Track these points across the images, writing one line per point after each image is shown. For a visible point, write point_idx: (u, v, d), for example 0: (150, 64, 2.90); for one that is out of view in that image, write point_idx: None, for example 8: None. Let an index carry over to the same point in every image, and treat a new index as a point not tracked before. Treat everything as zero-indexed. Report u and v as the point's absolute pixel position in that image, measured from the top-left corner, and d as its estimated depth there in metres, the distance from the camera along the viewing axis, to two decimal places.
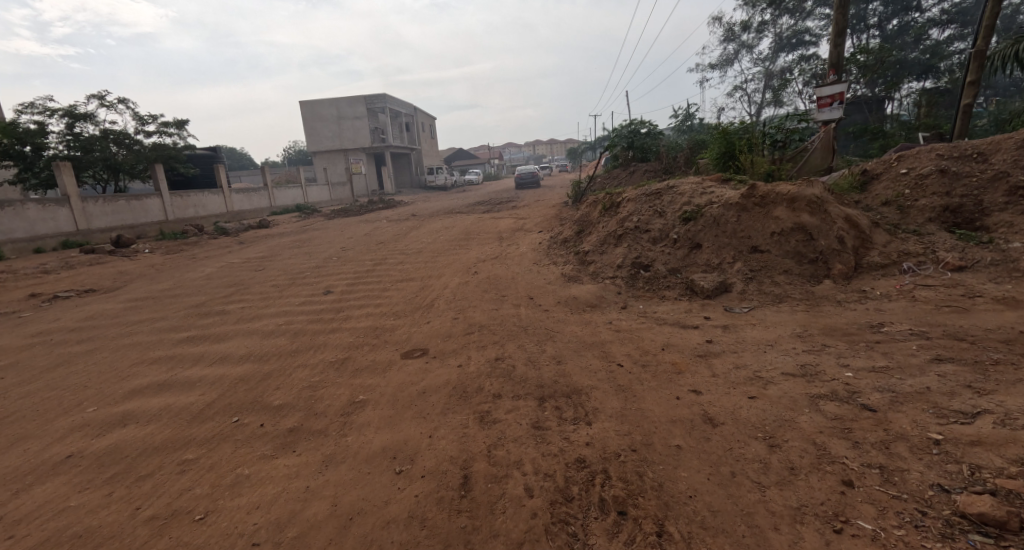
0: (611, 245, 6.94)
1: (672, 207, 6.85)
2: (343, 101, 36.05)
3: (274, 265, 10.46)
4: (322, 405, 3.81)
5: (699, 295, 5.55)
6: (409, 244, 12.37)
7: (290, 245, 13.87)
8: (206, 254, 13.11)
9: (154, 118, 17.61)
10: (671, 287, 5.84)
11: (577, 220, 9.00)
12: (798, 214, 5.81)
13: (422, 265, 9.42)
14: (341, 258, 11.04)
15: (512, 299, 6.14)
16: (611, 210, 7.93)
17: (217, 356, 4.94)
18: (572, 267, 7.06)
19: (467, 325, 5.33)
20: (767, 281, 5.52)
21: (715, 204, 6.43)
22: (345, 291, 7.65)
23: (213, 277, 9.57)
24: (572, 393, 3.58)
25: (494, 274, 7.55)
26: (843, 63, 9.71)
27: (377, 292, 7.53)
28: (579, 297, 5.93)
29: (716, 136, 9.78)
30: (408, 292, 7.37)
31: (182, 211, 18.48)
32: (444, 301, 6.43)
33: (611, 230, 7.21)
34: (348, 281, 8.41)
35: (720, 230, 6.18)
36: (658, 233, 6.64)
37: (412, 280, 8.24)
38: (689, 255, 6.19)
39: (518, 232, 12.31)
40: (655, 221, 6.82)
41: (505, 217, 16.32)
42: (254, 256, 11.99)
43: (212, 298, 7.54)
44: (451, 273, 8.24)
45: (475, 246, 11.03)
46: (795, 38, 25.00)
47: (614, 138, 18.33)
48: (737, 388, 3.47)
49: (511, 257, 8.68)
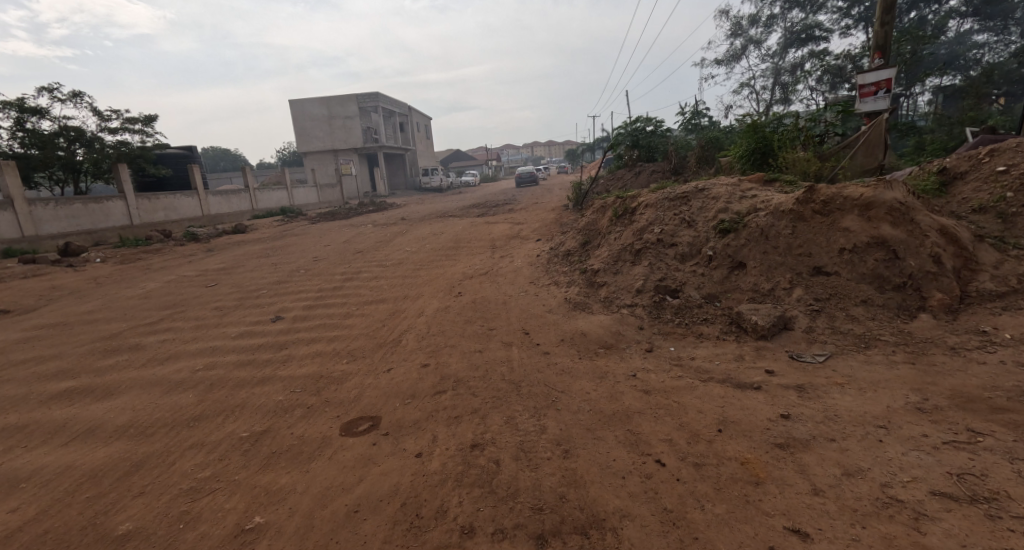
0: (627, 261, 5.58)
1: (703, 215, 5.48)
2: (334, 99, 34.62)
3: (229, 280, 9.06)
4: (194, 536, 2.45)
5: (750, 332, 4.20)
6: (389, 254, 10.99)
7: (260, 254, 12.50)
8: (163, 264, 11.70)
9: (118, 113, 16.34)
10: (710, 322, 4.50)
11: (581, 230, 7.62)
12: (876, 225, 4.45)
13: (399, 282, 8.05)
14: (309, 271, 9.63)
15: (502, 335, 4.75)
16: (624, 218, 6.55)
17: (83, 426, 3.51)
18: (577, 288, 5.67)
19: (438, 377, 3.94)
20: (840, 315, 4.17)
21: (761, 211, 5.08)
22: (299, 317, 6.27)
23: (153, 294, 8.18)
24: (591, 529, 2.25)
25: (481, 296, 6.17)
26: (891, 45, 8.35)
27: (340, 318, 6.17)
28: (589, 335, 4.56)
29: (743, 131, 8.40)
30: (375, 320, 5.98)
31: (150, 214, 17.10)
32: (415, 336, 5.05)
33: (627, 242, 5.85)
34: (308, 303, 7.03)
35: (770, 245, 4.82)
36: (687, 247, 5.29)
37: (383, 301, 6.85)
38: (730, 278, 4.85)
39: (513, 240, 10.93)
40: (682, 232, 5.46)
41: (500, 221, 14.93)
42: (214, 268, 10.58)
43: (135, 327, 6.15)
44: (432, 293, 6.86)
45: (463, 257, 9.65)
46: (806, 32, 23.61)
47: (618, 137, 17.00)
48: (864, 524, 2.12)
49: (503, 273, 7.29)
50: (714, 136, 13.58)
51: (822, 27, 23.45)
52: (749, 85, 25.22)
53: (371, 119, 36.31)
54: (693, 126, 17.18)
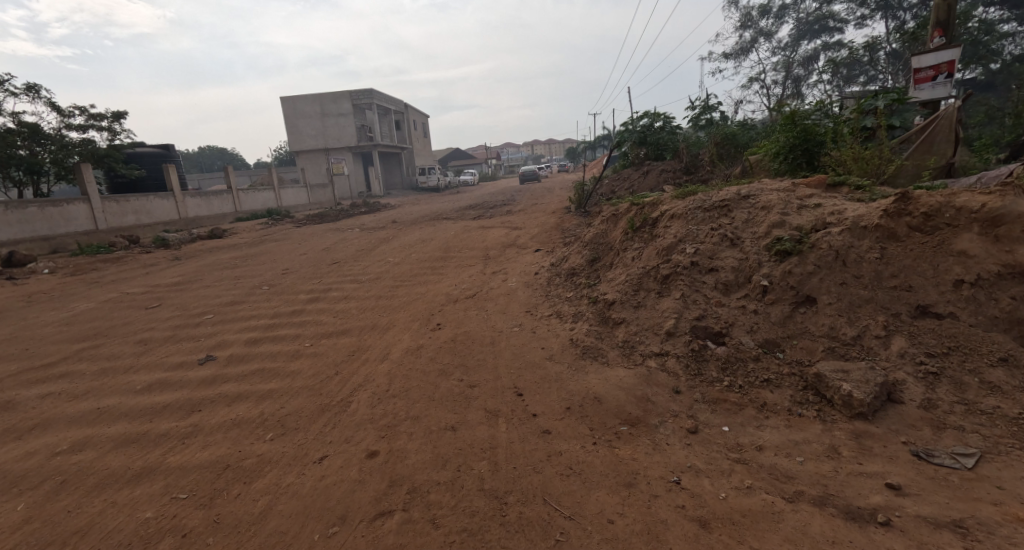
0: (650, 290, 4.30)
1: (751, 231, 4.20)
2: (327, 96, 33.24)
3: (176, 300, 7.77)
4: None
5: (837, 405, 2.92)
6: (369, 265, 9.75)
7: (226, 265, 11.20)
8: (118, 276, 10.49)
9: (81, 108, 15.21)
10: (774, 385, 3.23)
11: (587, 243, 6.33)
12: (1011, 248, 3.15)
13: (371, 305, 6.76)
14: (273, 287, 8.41)
15: (486, 400, 3.50)
16: (643, 230, 5.26)
17: None
18: (586, 325, 4.40)
19: (387, 481, 2.69)
20: (971, 381, 2.88)
21: (834, 225, 3.78)
22: (235, 357, 4.99)
23: (81, 318, 6.95)
24: None
25: (464, 331, 4.88)
26: (956, 21, 7.05)
27: (285, 359, 4.89)
28: (607, 405, 3.31)
29: (779, 124, 7.08)
30: (327, 363, 4.70)
31: (118, 218, 15.92)
32: (369, 396, 3.77)
33: (649, 263, 4.57)
34: (254, 334, 5.74)
35: (852, 273, 3.53)
36: (731, 274, 4.03)
37: (345, 334, 5.58)
38: (795, 319, 3.57)
39: (509, 249, 9.67)
40: (722, 252, 4.19)
41: (495, 225, 13.64)
42: (170, 282, 9.35)
43: (26, 369, 4.87)
44: (405, 325, 5.57)
45: (451, 271, 8.36)
46: (819, 23, 22.31)
47: (624, 134, 15.82)
48: None
49: (495, 296, 6.04)
50: (731, 131, 12.29)
51: (836, 17, 22.17)
52: (759, 79, 23.93)
53: (366, 117, 35.01)
54: (704, 121, 15.89)
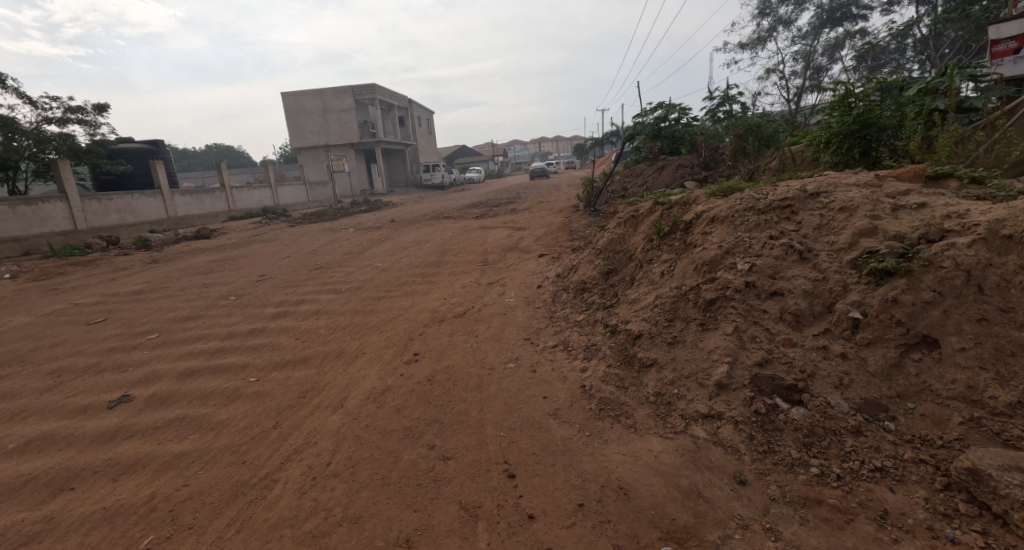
0: (688, 319, 3.21)
1: (827, 240, 3.10)
2: (328, 91, 32.17)
3: (126, 313, 6.75)
4: None
5: (1014, 530, 1.85)
6: (354, 271, 8.72)
7: (201, 269, 10.20)
8: (80, 282, 9.53)
9: (57, 99, 14.30)
10: (894, 478, 2.15)
11: (600, 251, 5.25)
12: None
13: (343, 323, 5.71)
14: (240, 297, 7.40)
15: (464, 489, 2.47)
16: (672, 237, 4.18)
17: None
18: (602, 366, 3.31)
19: None
20: None
21: (958, 235, 2.67)
22: (155, 397, 3.95)
23: (8, 336, 5.95)
24: None
25: (445, 367, 3.83)
26: None
27: (217, 401, 3.84)
28: (638, 501, 2.27)
29: (828, 108, 5.92)
30: (268, 409, 3.67)
31: (100, 217, 15.05)
32: (302, 473, 2.73)
33: (685, 282, 3.48)
34: (193, 362, 4.70)
35: (997, 305, 2.42)
36: (803, 300, 2.93)
37: (302, 365, 4.53)
38: (908, 369, 2.48)
39: (510, 253, 8.60)
40: (788, 269, 3.09)
41: (497, 225, 12.59)
42: (130, 290, 8.35)
43: None
44: (376, 353, 4.53)
45: (442, 280, 7.31)
46: (842, 9, 21.04)
47: (637, 127, 14.67)
48: None
49: (488, 315, 4.97)
50: (755, 122, 11.11)
51: (860, 3, 20.80)
52: (776, 71, 22.73)
53: (368, 113, 34.04)
54: (723, 113, 14.68)
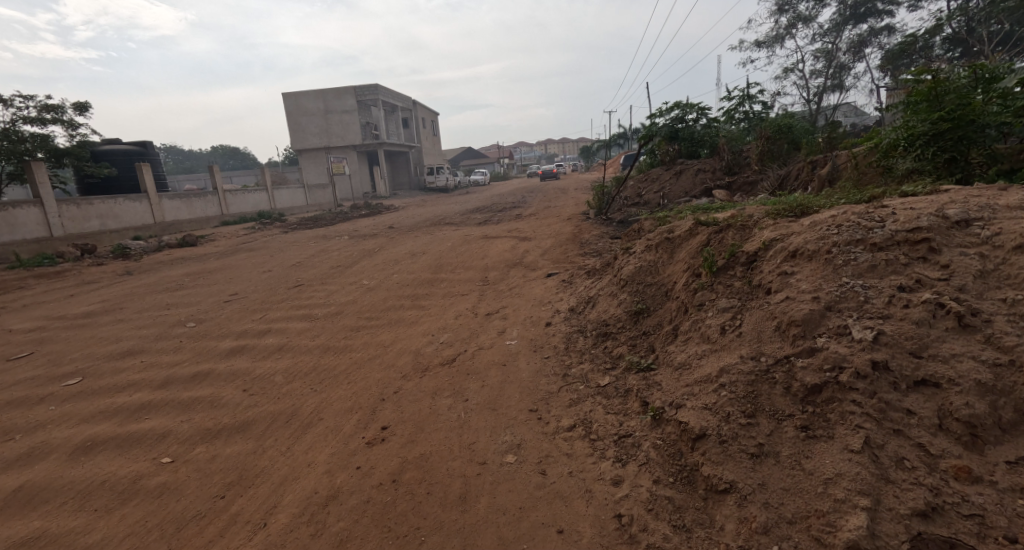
0: (782, 414, 2.10)
1: (1002, 298, 2.00)
2: (329, 92, 31.23)
3: (58, 346, 5.65)
4: None
5: None
6: (337, 291, 7.64)
7: (171, 285, 9.12)
8: (34, 300, 8.50)
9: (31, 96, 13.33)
10: None
11: (626, 282, 4.13)
12: None
13: (305, 366, 4.63)
14: (199, 324, 6.31)
15: None
16: (732, 272, 3.07)
17: None
18: (647, 482, 2.21)
19: None
20: None
21: None
22: (22, 494, 2.84)
23: None
24: None
25: (418, 459, 2.74)
26: None
27: (102, 504, 2.74)
28: None
29: (902, 104, 4.77)
30: (165, 520, 2.59)
31: (78, 223, 14.09)
32: None
33: (766, 349, 2.37)
34: (99, 427, 3.62)
35: None
36: (980, 398, 1.82)
37: (236, 434, 3.44)
38: None
39: (514, 271, 7.49)
40: (942, 343, 1.98)
41: (500, 234, 11.48)
42: (80, 312, 7.29)
43: None
44: (334, 421, 3.43)
45: (434, 306, 6.21)
46: (866, 4, 19.84)
47: (652, 128, 13.54)
48: None
49: (482, 366, 3.85)
50: (786, 123, 9.97)
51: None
52: (795, 70, 21.52)
53: (370, 114, 33.08)
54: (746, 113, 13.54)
